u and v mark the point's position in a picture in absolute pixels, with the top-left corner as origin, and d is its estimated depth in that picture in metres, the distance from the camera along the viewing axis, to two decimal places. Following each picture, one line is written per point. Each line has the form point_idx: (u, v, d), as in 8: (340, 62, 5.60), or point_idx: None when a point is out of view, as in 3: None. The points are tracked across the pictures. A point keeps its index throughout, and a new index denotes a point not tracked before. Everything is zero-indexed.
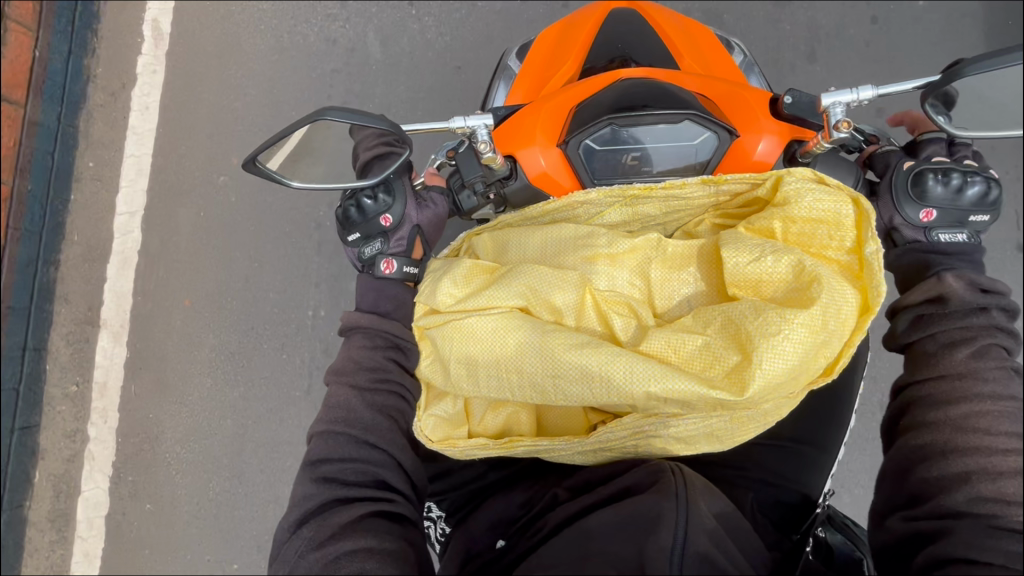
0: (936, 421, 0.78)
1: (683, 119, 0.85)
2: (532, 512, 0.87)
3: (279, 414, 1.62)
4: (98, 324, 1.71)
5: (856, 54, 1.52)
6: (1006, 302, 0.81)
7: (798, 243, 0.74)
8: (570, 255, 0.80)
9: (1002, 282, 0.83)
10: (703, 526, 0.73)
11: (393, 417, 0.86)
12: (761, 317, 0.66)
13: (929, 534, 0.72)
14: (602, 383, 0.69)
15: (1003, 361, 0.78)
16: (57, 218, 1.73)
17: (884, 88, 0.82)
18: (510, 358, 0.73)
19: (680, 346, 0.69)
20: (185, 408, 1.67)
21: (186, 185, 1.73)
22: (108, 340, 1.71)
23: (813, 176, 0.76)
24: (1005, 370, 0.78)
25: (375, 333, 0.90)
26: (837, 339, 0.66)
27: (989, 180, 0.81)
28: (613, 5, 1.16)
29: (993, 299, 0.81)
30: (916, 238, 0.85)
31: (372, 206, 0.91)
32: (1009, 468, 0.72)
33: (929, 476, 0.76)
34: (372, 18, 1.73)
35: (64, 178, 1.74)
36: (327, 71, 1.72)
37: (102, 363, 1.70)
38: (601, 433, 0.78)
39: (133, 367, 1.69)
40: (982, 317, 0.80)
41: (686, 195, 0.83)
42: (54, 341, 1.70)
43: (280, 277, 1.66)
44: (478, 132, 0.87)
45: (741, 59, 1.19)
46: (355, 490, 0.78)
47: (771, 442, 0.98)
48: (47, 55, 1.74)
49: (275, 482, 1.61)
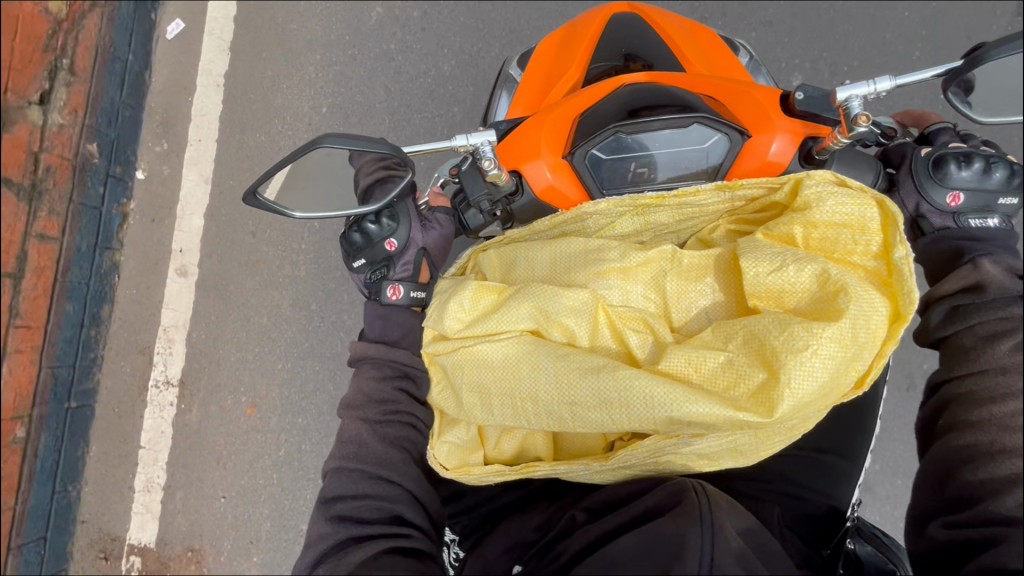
0: (978, 421, 0.73)
1: (692, 122, 0.82)
2: (549, 535, 0.84)
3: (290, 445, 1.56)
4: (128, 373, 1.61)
5: (864, 47, 1.47)
6: None
7: (821, 249, 0.70)
8: (581, 270, 0.77)
9: None
10: (729, 550, 0.69)
11: (406, 448, 0.83)
12: (787, 332, 0.62)
13: (977, 543, 0.68)
14: (621, 408, 0.66)
15: None
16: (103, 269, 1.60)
17: (903, 78, 0.78)
18: (524, 383, 0.70)
19: (701, 364, 0.65)
20: (199, 451, 1.59)
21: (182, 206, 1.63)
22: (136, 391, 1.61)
23: (834, 178, 0.72)
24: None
25: (384, 362, 0.87)
26: (869, 351, 0.63)
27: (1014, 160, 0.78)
28: (614, 10, 1.13)
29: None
30: (944, 226, 0.81)
31: (376, 231, 0.88)
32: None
33: (976, 480, 0.71)
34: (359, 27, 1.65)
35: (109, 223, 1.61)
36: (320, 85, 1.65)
37: (146, 419, 1.61)
38: (622, 456, 0.75)
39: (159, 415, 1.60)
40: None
41: (700, 202, 0.80)
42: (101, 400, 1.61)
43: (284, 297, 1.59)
44: (482, 150, 0.84)
45: (748, 60, 1.15)
46: (370, 527, 0.76)
47: (797, 452, 0.95)
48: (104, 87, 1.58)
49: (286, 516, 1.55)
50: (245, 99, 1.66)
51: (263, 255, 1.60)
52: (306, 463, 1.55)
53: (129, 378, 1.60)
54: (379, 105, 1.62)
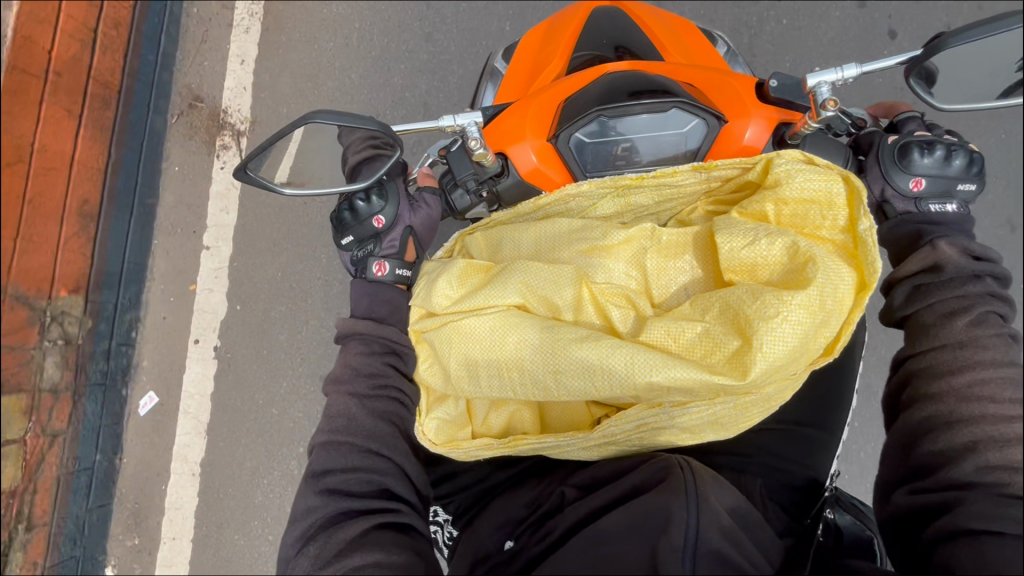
0: (939, 393, 0.77)
1: (671, 107, 0.85)
2: (539, 511, 0.86)
3: (281, 427, 1.65)
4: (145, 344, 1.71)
5: (835, 38, 1.52)
6: (999, 270, 0.81)
7: (791, 224, 0.73)
8: (564, 249, 0.81)
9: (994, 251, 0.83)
10: (715, 524, 0.72)
11: (395, 423, 0.85)
12: (759, 300, 0.65)
13: (939, 509, 0.72)
14: (603, 375, 0.69)
15: (1001, 328, 0.78)
16: (139, 238, 1.72)
17: (868, 65, 0.82)
18: (510, 356, 0.73)
19: (679, 334, 0.68)
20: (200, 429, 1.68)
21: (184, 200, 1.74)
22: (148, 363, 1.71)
23: (802, 157, 0.76)
24: (1003, 336, 0.78)
25: (372, 339, 0.89)
26: (837, 318, 0.66)
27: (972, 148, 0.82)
28: (595, 4, 1.16)
29: (986, 267, 0.81)
30: (906, 210, 0.86)
31: (365, 209, 0.90)
32: (1015, 436, 0.72)
33: (935, 449, 0.75)
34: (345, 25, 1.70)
35: (147, 193, 1.73)
36: (310, 78, 1.70)
37: (158, 384, 1.70)
38: (606, 427, 0.78)
39: (167, 388, 1.70)
40: (978, 285, 0.79)
41: (678, 182, 0.83)
42: (136, 362, 1.71)
43: (282, 286, 1.67)
44: (468, 130, 0.87)
45: (725, 50, 1.19)
46: (359, 500, 0.78)
47: (775, 426, 0.99)
48: (134, 68, 1.71)
49: (276, 493, 1.63)
50: (237, 96, 1.73)
51: (258, 246, 1.69)
52: (296, 444, 1.63)
53: (148, 374, 1.70)
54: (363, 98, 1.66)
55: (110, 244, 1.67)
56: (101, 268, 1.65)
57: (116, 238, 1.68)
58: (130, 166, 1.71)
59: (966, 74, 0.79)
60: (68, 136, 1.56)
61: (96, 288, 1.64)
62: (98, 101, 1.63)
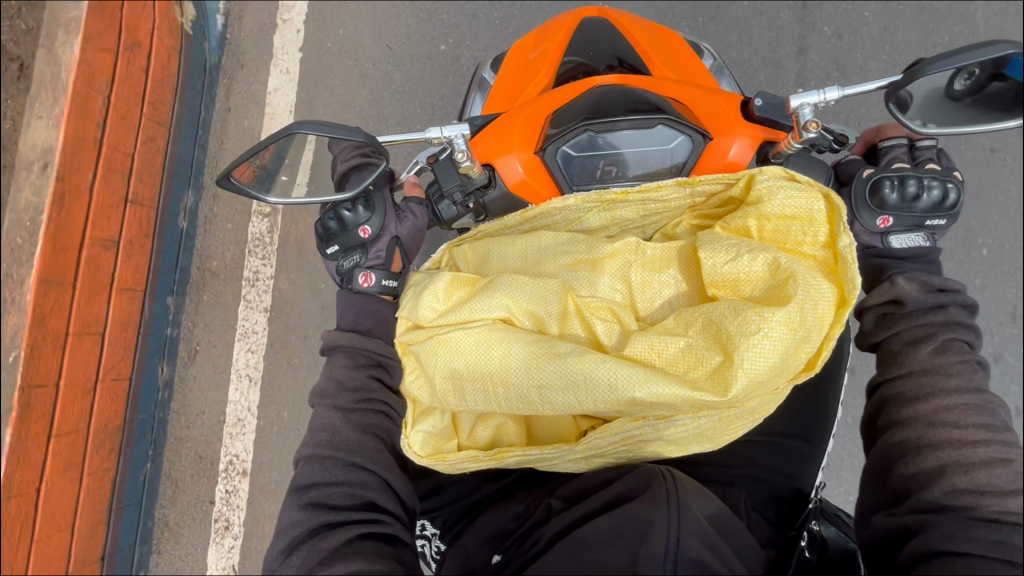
0: (908, 419, 0.79)
1: (657, 123, 0.86)
2: (527, 523, 0.86)
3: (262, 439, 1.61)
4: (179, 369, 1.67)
5: (819, 53, 1.54)
6: (964, 299, 0.82)
7: (773, 240, 0.74)
8: (550, 263, 0.82)
9: (958, 280, 0.83)
10: (695, 531, 0.73)
11: (379, 436, 0.85)
12: (740, 317, 0.66)
13: (912, 528, 0.73)
14: (587, 390, 0.69)
15: (966, 355, 0.79)
16: (184, 269, 1.67)
17: (850, 88, 0.83)
18: (495, 370, 0.73)
19: (663, 348, 0.69)
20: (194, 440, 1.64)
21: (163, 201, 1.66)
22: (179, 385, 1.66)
23: (784, 174, 0.77)
24: (968, 362, 0.79)
25: (357, 351, 0.89)
26: (817, 334, 0.67)
27: (948, 184, 0.82)
28: (582, 15, 1.17)
29: (951, 298, 0.81)
30: (873, 245, 0.87)
31: (351, 218, 0.91)
32: (981, 459, 0.73)
33: (907, 473, 0.76)
34: (337, 31, 1.70)
35: (195, 223, 1.69)
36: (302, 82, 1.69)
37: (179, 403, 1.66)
38: (591, 440, 0.78)
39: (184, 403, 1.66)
40: (940, 315, 0.81)
41: (663, 198, 0.84)
42: (182, 395, 1.66)
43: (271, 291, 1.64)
44: (455, 142, 0.87)
45: (711, 62, 1.20)
46: (343, 513, 0.77)
47: (763, 438, 0.98)
48: (185, 98, 1.68)
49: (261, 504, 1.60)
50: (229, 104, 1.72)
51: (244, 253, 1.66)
52: (280, 456, 1.60)
53: (190, 406, 1.66)
54: (354, 107, 1.65)
55: (160, 276, 1.63)
56: (153, 302, 1.62)
57: (167, 270, 1.64)
58: (180, 197, 1.67)
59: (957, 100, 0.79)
60: (121, 168, 1.54)
61: (144, 326, 1.61)
62: (150, 133, 1.61)
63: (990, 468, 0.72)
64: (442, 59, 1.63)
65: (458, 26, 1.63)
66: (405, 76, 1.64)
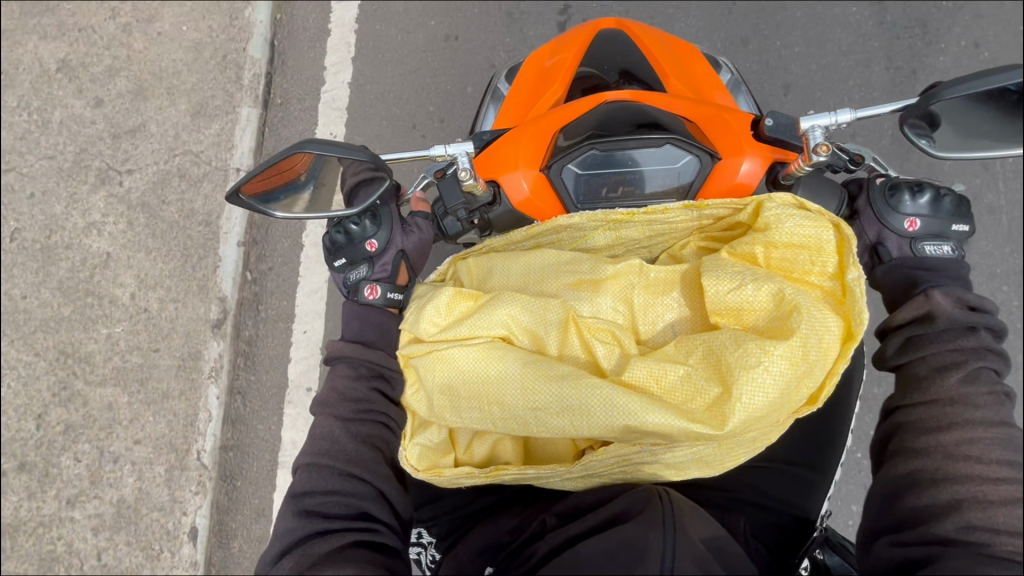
0: (927, 448, 0.76)
1: (666, 142, 0.86)
2: (521, 537, 0.86)
3: (245, 443, 1.52)
4: (171, 398, 1.53)
5: (845, 65, 1.48)
6: (993, 322, 0.79)
7: (780, 268, 0.73)
8: (552, 281, 0.81)
9: (990, 302, 0.81)
10: (692, 554, 0.71)
11: (378, 447, 0.85)
12: (741, 348, 0.65)
13: (918, 562, 0.71)
14: (582, 416, 0.68)
15: (994, 386, 0.77)
16: None
17: (863, 110, 0.80)
18: (492, 389, 0.73)
19: (662, 376, 0.68)
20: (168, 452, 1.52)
21: (150, 203, 1.60)
22: (167, 407, 1.53)
23: (794, 201, 0.75)
24: (995, 395, 0.76)
25: (359, 362, 0.89)
26: (820, 368, 0.65)
27: (956, 192, 0.84)
28: (601, 25, 1.15)
29: (981, 318, 0.79)
30: (902, 254, 0.85)
31: (358, 232, 0.92)
32: (1001, 497, 0.70)
33: (920, 505, 0.74)
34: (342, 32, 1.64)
35: None
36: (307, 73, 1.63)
37: (165, 422, 1.52)
38: (586, 462, 0.78)
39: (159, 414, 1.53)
40: (971, 338, 0.78)
41: (669, 219, 0.83)
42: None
43: (267, 287, 1.56)
44: (459, 160, 0.87)
45: (728, 78, 1.18)
46: (337, 522, 0.77)
47: (764, 464, 0.95)
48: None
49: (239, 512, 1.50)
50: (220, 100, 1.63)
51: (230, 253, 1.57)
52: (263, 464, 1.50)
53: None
54: (358, 109, 1.60)
55: None
56: None
57: None
58: None
59: (977, 122, 0.77)
60: None
61: None
62: None
63: (1010, 508, 0.70)
64: (449, 63, 1.59)
65: (469, 32, 1.60)
66: (407, 78, 1.60)
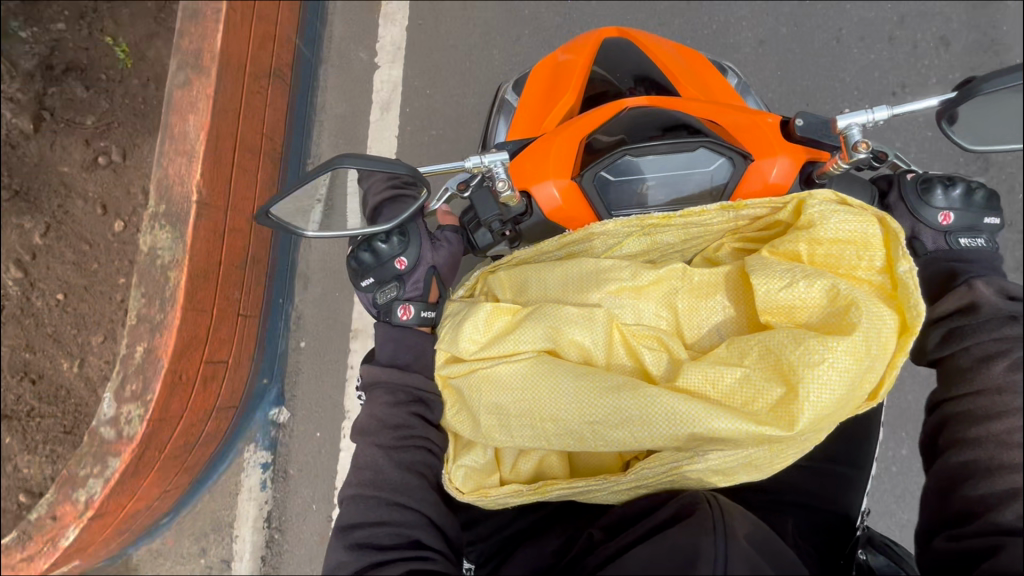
0: (978, 438, 0.75)
1: (699, 146, 0.85)
2: (569, 556, 0.82)
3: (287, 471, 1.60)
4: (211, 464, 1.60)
5: (842, 78, 1.56)
6: None
7: (825, 265, 0.72)
8: (593, 289, 0.79)
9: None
10: (742, 550, 0.68)
11: (423, 473, 0.82)
12: (802, 346, 0.64)
13: (983, 552, 0.69)
14: (643, 426, 0.66)
15: None
16: None
17: (900, 107, 0.81)
18: (544, 403, 0.70)
19: (719, 379, 0.66)
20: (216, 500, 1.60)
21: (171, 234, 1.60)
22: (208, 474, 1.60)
23: (835, 198, 0.75)
24: None
25: (397, 387, 0.86)
26: (881, 362, 0.64)
27: (985, 184, 0.85)
28: (604, 35, 1.18)
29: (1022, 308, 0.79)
30: (937, 246, 0.86)
31: (386, 250, 0.89)
32: None
33: (974, 496, 0.74)
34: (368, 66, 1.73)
35: None
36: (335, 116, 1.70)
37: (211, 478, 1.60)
38: (639, 471, 0.76)
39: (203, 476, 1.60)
40: (1017, 326, 0.77)
41: (705, 222, 0.83)
42: None
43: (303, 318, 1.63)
44: (495, 171, 0.85)
45: (735, 81, 1.20)
46: (390, 553, 0.74)
47: (808, 465, 0.93)
48: None
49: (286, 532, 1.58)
50: None
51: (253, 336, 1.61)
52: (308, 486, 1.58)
53: None
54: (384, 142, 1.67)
55: None
56: None
57: None
58: None
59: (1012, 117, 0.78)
60: None
61: None
62: None
63: None
64: (471, 92, 1.67)
65: (487, 63, 1.68)
66: (431, 110, 1.67)
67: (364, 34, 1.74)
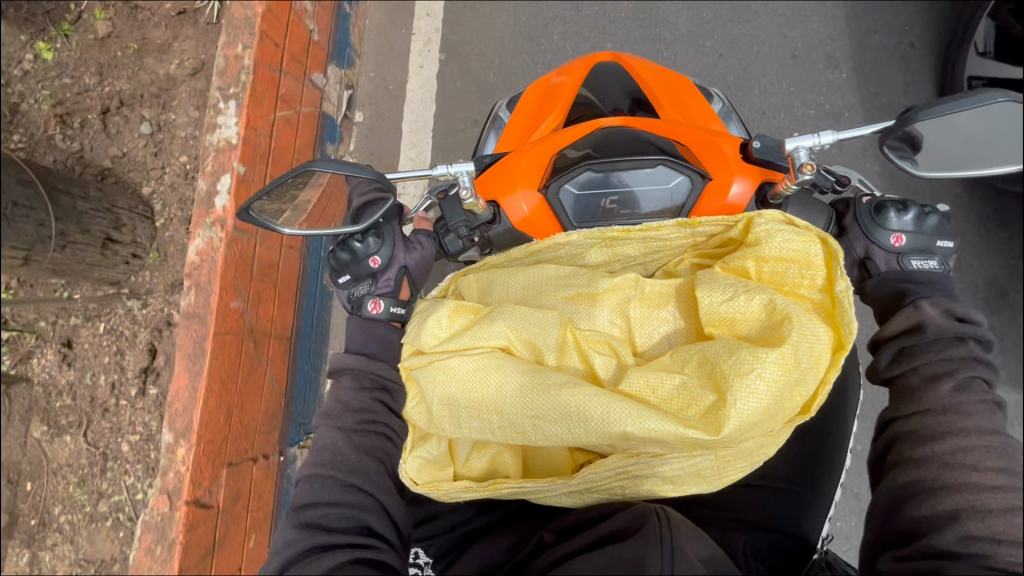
0: (923, 458, 0.76)
1: (658, 163, 0.89)
2: (520, 557, 0.84)
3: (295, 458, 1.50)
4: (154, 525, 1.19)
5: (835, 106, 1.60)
6: (982, 333, 0.81)
7: (771, 282, 0.75)
8: (551, 295, 0.83)
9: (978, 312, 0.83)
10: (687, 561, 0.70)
11: (380, 459, 0.86)
12: (735, 356, 0.67)
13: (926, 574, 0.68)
14: (580, 423, 0.69)
15: (985, 395, 0.78)
16: None
17: (845, 132, 0.83)
18: (491, 398, 0.74)
19: (658, 385, 0.69)
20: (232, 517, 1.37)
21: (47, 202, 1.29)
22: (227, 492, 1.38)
23: (783, 218, 0.78)
24: (988, 404, 0.77)
25: (363, 374, 0.91)
26: (813, 376, 0.67)
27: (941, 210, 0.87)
28: (597, 57, 1.23)
29: (970, 329, 0.81)
30: (890, 267, 0.88)
31: (361, 249, 0.94)
32: (999, 506, 0.70)
33: (919, 516, 0.73)
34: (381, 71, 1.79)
35: None
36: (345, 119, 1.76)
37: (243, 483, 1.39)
38: (585, 474, 0.78)
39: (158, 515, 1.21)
40: (961, 348, 0.80)
41: (664, 236, 0.86)
42: None
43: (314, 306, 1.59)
44: (460, 179, 0.89)
45: (721, 106, 1.24)
46: (337, 535, 0.77)
47: (761, 483, 0.95)
48: None
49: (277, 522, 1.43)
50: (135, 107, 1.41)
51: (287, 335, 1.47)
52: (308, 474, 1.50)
53: None
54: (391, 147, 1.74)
55: None
56: None
57: None
58: None
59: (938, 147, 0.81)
60: None
61: None
62: None
63: (1009, 516, 0.70)
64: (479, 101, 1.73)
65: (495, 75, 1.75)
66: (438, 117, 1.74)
67: (382, 39, 1.79)
